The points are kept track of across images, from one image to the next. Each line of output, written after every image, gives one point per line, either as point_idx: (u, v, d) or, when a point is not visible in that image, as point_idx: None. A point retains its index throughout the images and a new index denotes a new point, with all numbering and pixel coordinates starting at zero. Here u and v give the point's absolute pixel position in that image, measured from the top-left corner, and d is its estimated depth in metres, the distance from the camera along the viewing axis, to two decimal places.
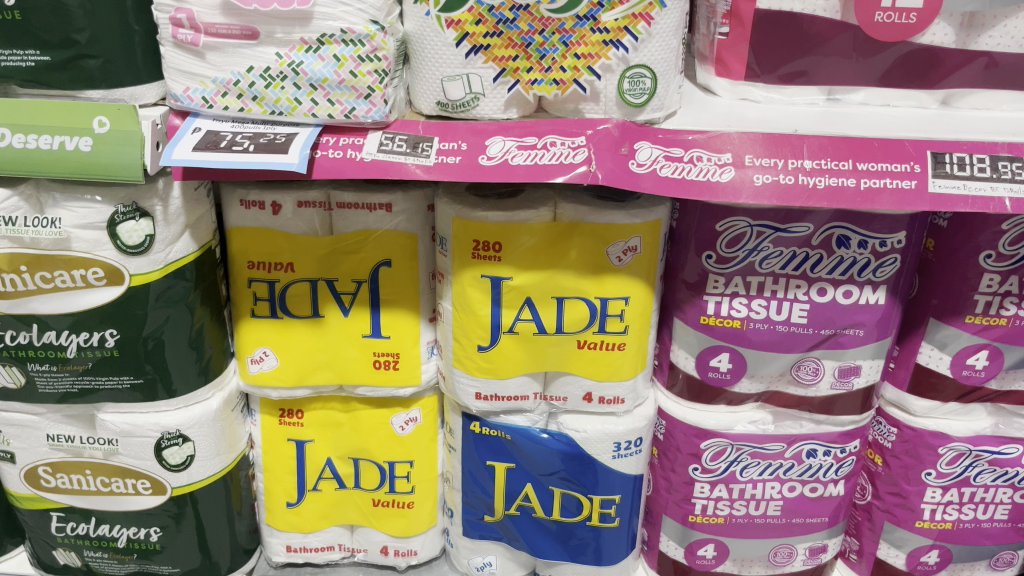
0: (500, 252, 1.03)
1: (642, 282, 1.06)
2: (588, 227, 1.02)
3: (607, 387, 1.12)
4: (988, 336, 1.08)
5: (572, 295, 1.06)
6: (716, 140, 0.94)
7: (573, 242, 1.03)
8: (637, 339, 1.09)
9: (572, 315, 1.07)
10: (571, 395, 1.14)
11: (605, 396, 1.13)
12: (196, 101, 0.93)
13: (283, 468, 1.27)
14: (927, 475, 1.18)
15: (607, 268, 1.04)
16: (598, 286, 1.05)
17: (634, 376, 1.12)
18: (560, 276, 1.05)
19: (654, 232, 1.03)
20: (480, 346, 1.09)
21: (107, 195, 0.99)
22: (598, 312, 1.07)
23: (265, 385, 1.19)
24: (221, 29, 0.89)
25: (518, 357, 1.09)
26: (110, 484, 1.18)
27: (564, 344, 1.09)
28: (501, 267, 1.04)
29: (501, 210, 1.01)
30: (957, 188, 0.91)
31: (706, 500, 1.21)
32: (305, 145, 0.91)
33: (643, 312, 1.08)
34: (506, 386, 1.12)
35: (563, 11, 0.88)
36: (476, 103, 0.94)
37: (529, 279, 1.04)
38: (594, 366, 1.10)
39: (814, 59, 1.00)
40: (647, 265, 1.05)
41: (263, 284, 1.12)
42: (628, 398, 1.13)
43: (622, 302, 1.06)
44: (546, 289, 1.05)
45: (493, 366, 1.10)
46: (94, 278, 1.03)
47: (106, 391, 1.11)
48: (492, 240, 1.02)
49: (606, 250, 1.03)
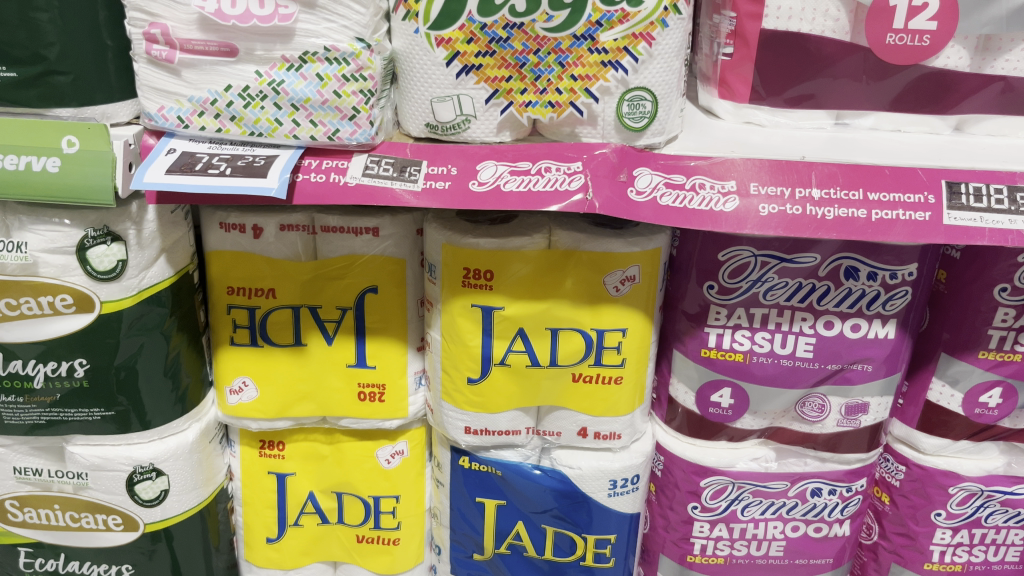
0: (492, 280, 0.98)
1: (641, 313, 1.00)
2: (585, 254, 0.97)
3: (603, 422, 1.06)
4: (1001, 373, 1.03)
5: (567, 326, 1.00)
6: (719, 166, 0.89)
7: (569, 271, 0.98)
8: (635, 371, 1.04)
9: (568, 346, 1.02)
10: (565, 429, 1.08)
11: (603, 432, 1.07)
12: (171, 120, 0.88)
13: (263, 502, 1.21)
14: (937, 515, 1.13)
15: (603, 298, 0.99)
16: (594, 317, 1.00)
17: (632, 410, 1.07)
18: (556, 305, 0.99)
19: (653, 261, 0.98)
20: (469, 377, 1.04)
21: (76, 218, 0.94)
22: (595, 343, 1.01)
23: (243, 416, 1.13)
24: (198, 45, 0.84)
25: (510, 390, 1.04)
26: (80, 519, 1.13)
27: (559, 377, 1.04)
28: (493, 297, 0.99)
29: (493, 237, 0.96)
30: (974, 221, 0.86)
31: (706, 539, 1.16)
32: (285, 168, 0.86)
33: (643, 345, 1.03)
34: (497, 421, 1.07)
35: (559, 30, 0.83)
36: (467, 125, 0.89)
37: (523, 309, 0.99)
38: (592, 401, 1.05)
39: (821, 81, 0.95)
40: (646, 296, 1.00)
41: (243, 311, 1.07)
42: (624, 434, 1.08)
43: (619, 333, 1.01)
44: (540, 320, 1.00)
45: (483, 400, 1.05)
46: (62, 305, 0.97)
47: (76, 423, 1.05)
48: (484, 268, 0.97)
49: (604, 278, 0.98)
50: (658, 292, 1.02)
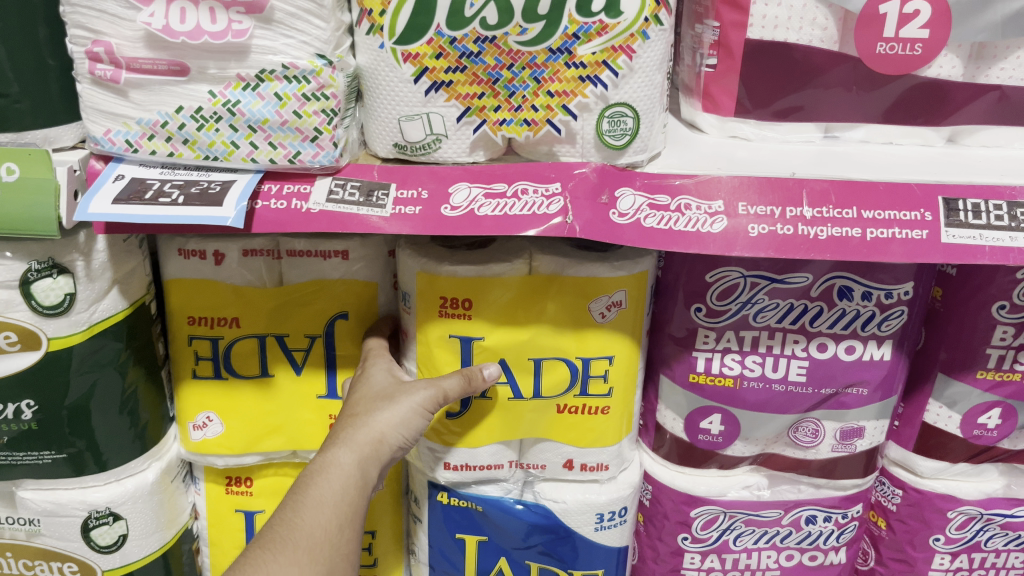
0: (470, 309, 0.92)
1: (628, 339, 0.96)
2: (569, 280, 0.91)
3: (589, 454, 1.01)
4: (1000, 393, 0.99)
5: (551, 356, 0.95)
6: (705, 185, 0.84)
7: (551, 297, 0.93)
8: (622, 401, 0.99)
9: (552, 376, 0.96)
10: (550, 462, 1.03)
11: (590, 464, 1.02)
12: (119, 144, 0.82)
13: (231, 543, 1.16)
14: (935, 540, 1.09)
15: (589, 325, 0.94)
16: (579, 344, 0.95)
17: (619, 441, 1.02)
18: (539, 333, 0.94)
19: (639, 285, 0.93)
20: (446, 413, 0.97)
21: (18, 250, 0.86)
22: (580, 372, 0.96)
23: (207, 454, 1.07)
24: (146, 64, 0.78)
25: (490, 423, 0.98)
26: (34, 567, 1.06)
27: (543, 408, 0.98)
28: (472, 326, 0.93)
29: (471, 264, 0.90)
30: (973, 239, 0.82)
31: (697, 571, 1.11)
32: (242, 196, 0.80)
33: (629, 373, 0.98)
34: (478, 455, 1.01)
35: (534, 44, 0.78)
36: (437, 145, 0.84)
37: (504, 339, 0.94)
38: (577, 432, 1.00)
39: (809, 93, 0.91)
40: (631, 322, 0.95)
41: (205, 342, 1.01)
42: (612, 465, 1.03)
43: (605, 361, 0.96)
44: (522, 350, 0.95)
45: (462, 435, 0.99)
46: (6, 343, 0.90)
47: (25, 467, 0.98)
48: (462, 296, 0.91)
49: (588, 305, 0.92)
50: (645, 318, 0.98)
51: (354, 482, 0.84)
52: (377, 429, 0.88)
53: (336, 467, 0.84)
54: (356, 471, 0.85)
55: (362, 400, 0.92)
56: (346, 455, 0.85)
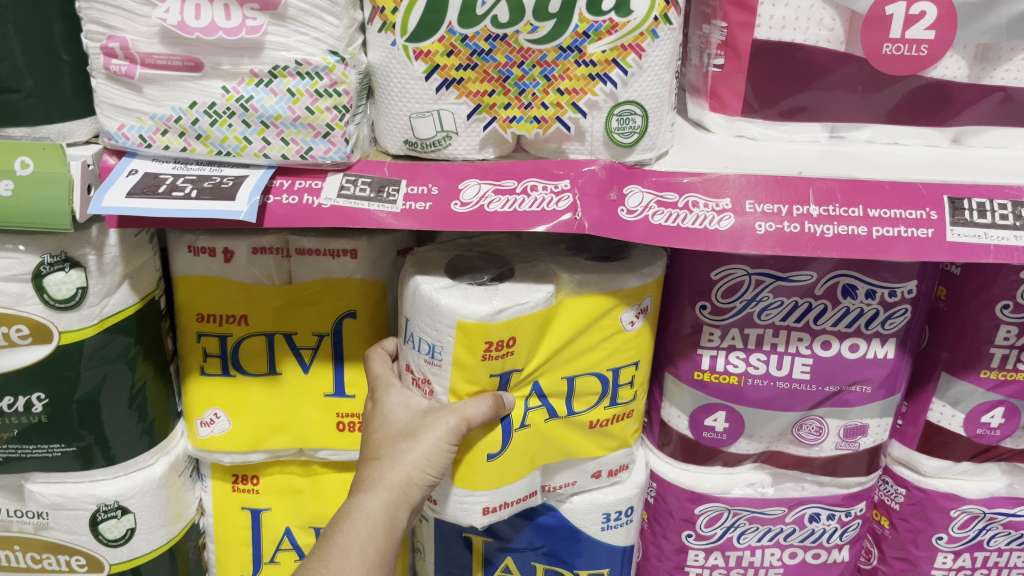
0: (513, 345, 0.87)
1: (648, 342, 0.97)
2: (599, 297, 0.90)
3: (616, 460, 1.02)
4: (1003, 393, 1.00)
5: (584, 373, 0.94)
6: (713, 183, 0.85)
7: (585, 317, 0.90)
8: (640, 402, 1.01)
9: (584, 392, 0.95)
10: (579, 478, 1.02)
11: (615, 471, 1.03)
12: (132, 139, 0.82)
13: (237, 540, 1.16)
14: (938, 539, 1.10)
15: (620, 335, 0.93)
16: (611, 357, 0.94)
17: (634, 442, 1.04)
18: (571, 352, 0.92)
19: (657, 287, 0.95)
20: (487, 454, 0.91)
21: (32, 244, 0.88)
22: (610, 385, 0.96)
23: (215, 450, 1.07)
24: (160, 60, 0.79)
25: (529, 453, 0.94)
26: (41, 561, 1.06)
27: (575, 427, 0.97)
28: (514, 360, 0.88)
29: (513, 304, 0.84)
30: (978, 237, 0.82)
31: (701, 568, 1.12)
32: (255, 190, 0.81)
33: (646, 374, 1.00)
34: (520, 491, 0.95)
35: (545, 42, 0.79)
36: (448, 142, 0.85)
37: (545, 362, 0.91)
38: (605, 442, 1.00)
39: (815, 93, 0.92)
40: (652, 327, 0.97)
41: (214, 338, 1.02)
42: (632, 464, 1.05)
43: (633, 367, 0.96)
44: (556, 370, 0.92)
45: (505, 476, 0.93)
46: (18, 336, 0.91)
47: (34, 460, 0.99)
48: (505, 335, 0.86)
49: (621, 316, 0.92)
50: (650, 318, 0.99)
51: (382, 527, 0.83)
52: (400, 474, 0.85)
53: (362, 515, 0.83)
54: (383, 516, 0.84)
55: (383, 438, 0.88)
56: (372, 500, 0.84)
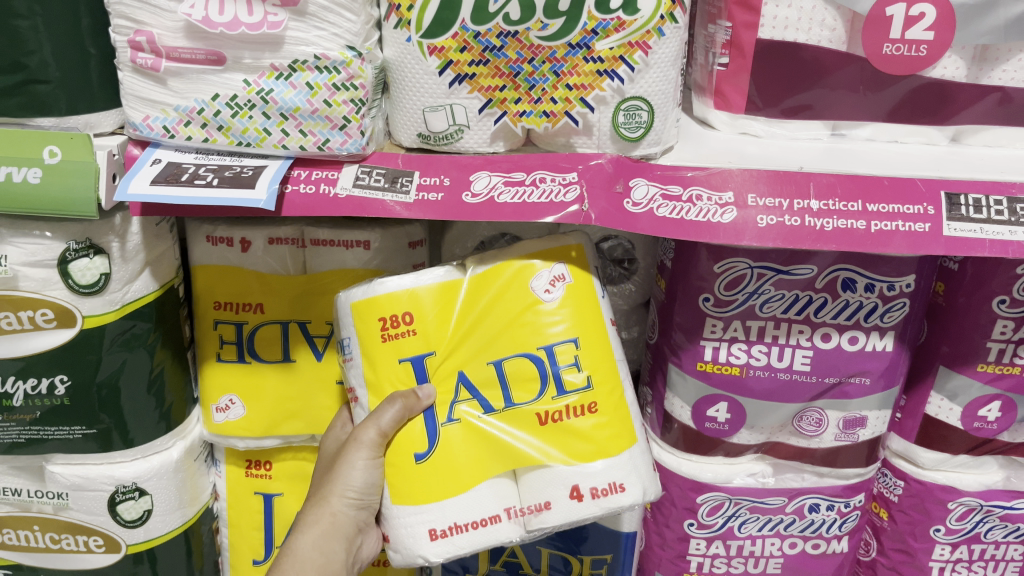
0: (412, 323, 0.88)
1: (588, 319, 0.89)
2: (504, 270, 0.89)
3: (593, 471, 0.87)
4: (1000, 386, 1.02)
5: (511, 356, 0.89)
6: (716, 177, 0.88)
7: (495, 292, 0.89)
8: (608, 393, 0.89)
9: (519, 378, 0.89)
10: (551, 497, 0.87)
11: (597, 489, 0.86)
12: (156, 130, 0.86)
13: (250, 524, 1.19)
14: (935, 531, 1.12)
15: (539, 309, 0.88)
16: (539, 333, 0.88)
17: (618, 453, 0.88)
18: (493, 333, 0.89)
19: (579, 259, 0.90)
20: (414, 454, 0.88)
21: (58, 230, 0.91)
22: (549, 369, 0.88)
23: (230, 435, 1.10)
24: (185, 53, 0.82)
25: (473, 455, 0.88)
26: (60, 541, 1.09)
27: (523, 420, 0.88)
28: (419, 343, 0.89)
29: (396, 278, 0.89)
30: (974, 232, 0.85)
31: (703, 557, 1.14)
32: (273, 179, 0.84)
33: (603, 360, 0.89)
34: (475, 501, 0.87)
35: (554, 39, 0.82)
36: (460, 135, 0.88)
37: (457, 342, 0.89)
38: (567, 444, 0.87)
39: (818, 92, 0.94)
40: (584, 300, 0.90)
41: (230, 326, 1.05)
42: (626, 484, 0.87)
43: (571, 345, 0.88)
44: (475, 355, 0.89)
45: (446, 482, 0.87)
46: (43, 320, 0.94)
47: (56, 442, 1.02)
48: (401, 312, 0.88)
49: (530, 284, 0.89)
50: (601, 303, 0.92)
51: (317, 563, 0.90)
52: (328, 497, 0.92)
53: (294, 553, 0.90)
54: (317, 553, 0.90)
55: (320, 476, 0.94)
56: (304, 539, 0.90)
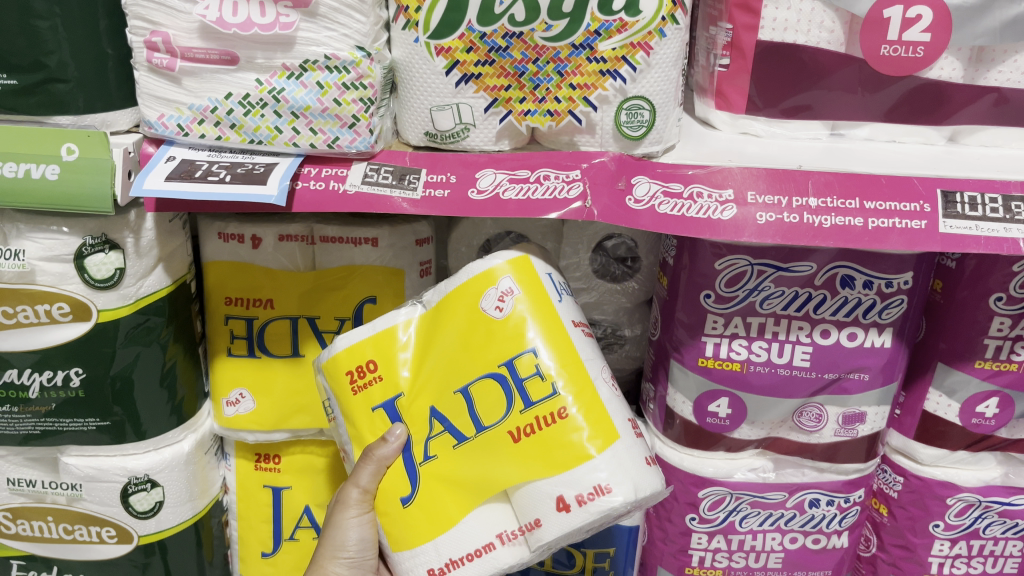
0: (377, 369, 0.92)
1: (545, 328, 0.87)
2: (459, 299, 0.89)
3: (574, 477, 0.82)
4: (998, 383, 1.03)
5: (473, 378, 0.88)
6: (716, 175, 0.90)
7: (450, 321, 0.90)
8: (577, 394, 0.85)
9: (486, 400, 0.87)
10: (540, 512, 0.84)
11: (582, 494, 0.82)
12: (171, 128, 0.88)
13: (259, 516, 1.21)
14: (934, 527, 1.13)
15: (492, 326, 0.87)
16: (494, 350, 0.87)
17: (603, 452, 0.83)
18: (455, 361, 0.89)
19: (527, 268, 0.88)
20: (400, 498, 0.90)
21: (75, 226, 0.93)
22: (511, 382, 0.86)
23: (239, 429, 1.12)
24: (199, 53, 0.84)
25: (455, 490, 0.88)
26: (73, 531, 1.12)
27: (497, 442, 0.86)
28: (387, 386, 0.92)
29: (359, 330, 0.93)
30: (969, 229, 0.86)
31: (704, 551, 1.16)
32: (284, 176, 0.86)
33: (567, 362, 0.86)
34: (467, 535, 0.87)
35: (558, 39, 0.84)
36: (466, 134, 0.90)
37: (421, 379, 0.91)
38: (542, 455, 0.84)
39: (817, 93, 0.96)
40: (542, 310, 0.88)
41: (241, 321, 1.07)
42: (613, 484, 0.82)
43: (530, 356, 0.86)
44: (441, 386, 0.90)
45: (436, 521, 0.87)
46: (59, 313, 0.97)
47: (70, 433, 1.04)
48: (364, 360, 0.92)
49: (479, 306, 0.88)
50: (561, 307, 0.90)
51: None
52: (324, 558, 0.98)
53: None
54: None
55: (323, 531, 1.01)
56: None
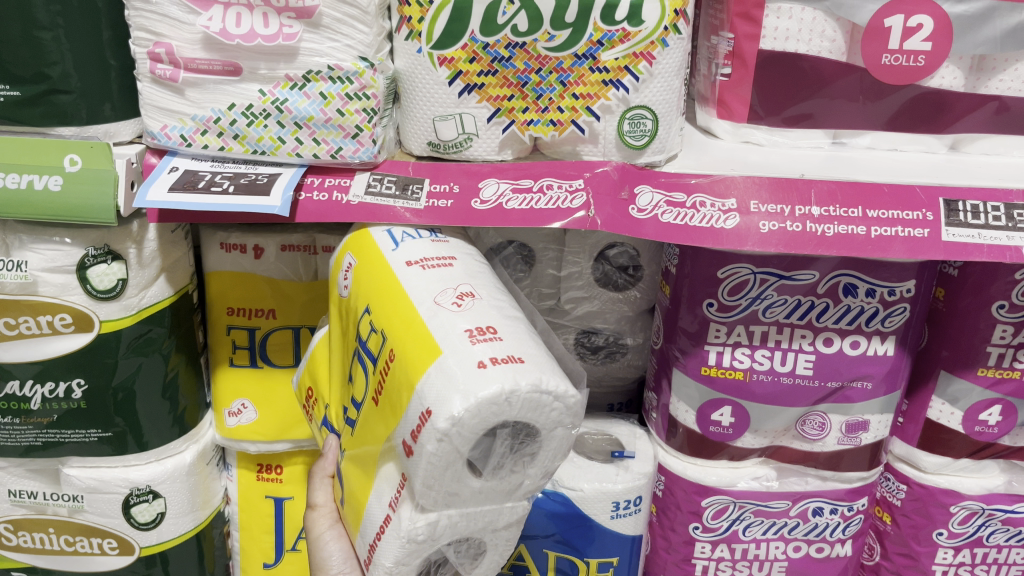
0: (314, 390, 0.95)
1: (374, 282, 0.80)
2: (339, 300, 0.90)
3: (409, 417, 0.68)
4: (1000, 391, 1.03)
5: (353, 363, 0.83)
6: (719, 184, 0.90)
7: (337, 327, 0.89)
8: (402, 332, 0.73)
9: (359, 376, 0.81)
10: (405, 466, 0.70)
11: (413, 428, 0.67)
12: (174, 139, 0.88)
13: (261, 528, 1.21)
14: (938, 535, 1.13)
15: (346, 308, 0.85)
16: (352, 328, 0.83)
17: (427, 372, 0.68)
18: (343, 357, 0.87)
19: (365, 239, 0.86)
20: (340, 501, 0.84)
21: (77, 237, 0.93)
22: (365, 351, 0.79)
23: (241, 439, 1.11)
24: (203, 64, 0.84)
25: (356, 466, 0.81)
26: (74, 543, 1.11)
27: (368, 412, 0.77)
28: (324, 404, 0.93)
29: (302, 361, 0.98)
30: (972, 237, 0.86)
31: (708, 560, 1.15)
32: (288, 186, 0.86)
33: (388, 304, 0.76)
34: (371, 515, 0.75)
35: (561, 49, 0.85)
36: (469, 144, 0.90)
37: (334, 385, 0.89)
38: (389, 405, 0.73)
39: (819, 101, 0.96)
40: (370, 265, 0.82)
41: (243, 332, 1.07)
42: (433, 408, 0.66)
43: (365, 316, 0.80)
44: (344, 384, 0.87)
45: (358, 506, 0.78)
46: (61, 324, 0.97)
47: (71, 445, 1.04)
48: (306, 387, 0.97)
49: (342, 297, 0.87)
50: (398, 252, 0.82)
51: None
52: None
53: None
54: None
55: None
56: None
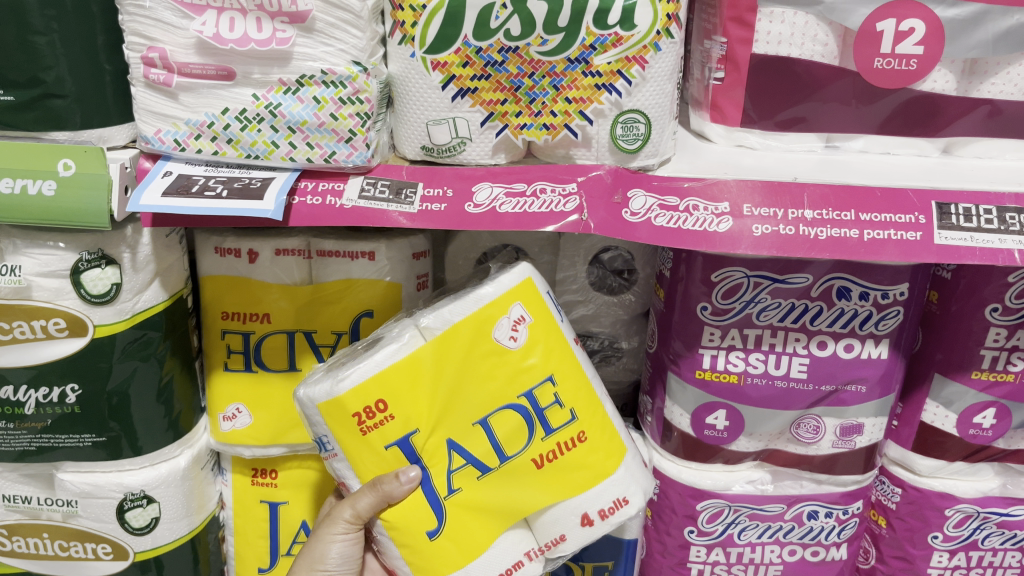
0: (386, 408, 0.85)
1: (556, 353, 0.90)
2: (461, 327, 0.86)
3: (599, 496, 0.93)
4: (994, 394, 1.03)
5: (489, 411, 0.89)
6: (712, 188, 0.90)
7: (451, 355, 0.86)
8: (591, 424, 0.93)
9: (510, 431, 0.90)
10: (563, 528, 0.93)
11: (604, 509, 0.93)
12: (167, 143, 0.88)
13: (255, 532, 1.20)
14: (933, 538, 1.13)
15: (503, 354, 0.88)
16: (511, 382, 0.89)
17: (617, 471, 0.94)
18: (460, 396, 0.88)
19: (531, 291, 0.88)
20: (426, 532, 0.88)
21: (71, 241, 0.93)
22: (532, 410, 0.90)
23: (237, 444, 1.11)
24: (196, 69, 0.84)
25: (475, 514, 0.90)
26: (69, 548, 1.11)
27: (522, 469, 0.90)
28: (399, 425, 0.86)
29: (354, 368, 0.84)
30: (963, 240, 0.87)
31: (703, 564, 1.15)
32: (281, 190, 0.86)
33: (576, 389, 0.92)
34: (501, 557, 0.92)
35: (554, 54, 0.85)
36: (462, 147, 0.90)
37: (435, 413, 0.87)
38: (565, 481, 0.92)
39: (812, 105, 0.96)
40: (548, 331, 0.90)
41: (237, 336, 1.07)
42: (629, 496, 0.94)
43: (548, 383, 0.90)
44: (456, 421, 0.88)
45: (468, 542, 0.90)
46: (55, 329, 0.97)
47: (66, 449, 1.04)
48: (374, 401, 0.84)
49: (491, 335, 0.87)
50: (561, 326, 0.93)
51: None
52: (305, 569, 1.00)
53: None
54: None
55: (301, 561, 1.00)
56: None
